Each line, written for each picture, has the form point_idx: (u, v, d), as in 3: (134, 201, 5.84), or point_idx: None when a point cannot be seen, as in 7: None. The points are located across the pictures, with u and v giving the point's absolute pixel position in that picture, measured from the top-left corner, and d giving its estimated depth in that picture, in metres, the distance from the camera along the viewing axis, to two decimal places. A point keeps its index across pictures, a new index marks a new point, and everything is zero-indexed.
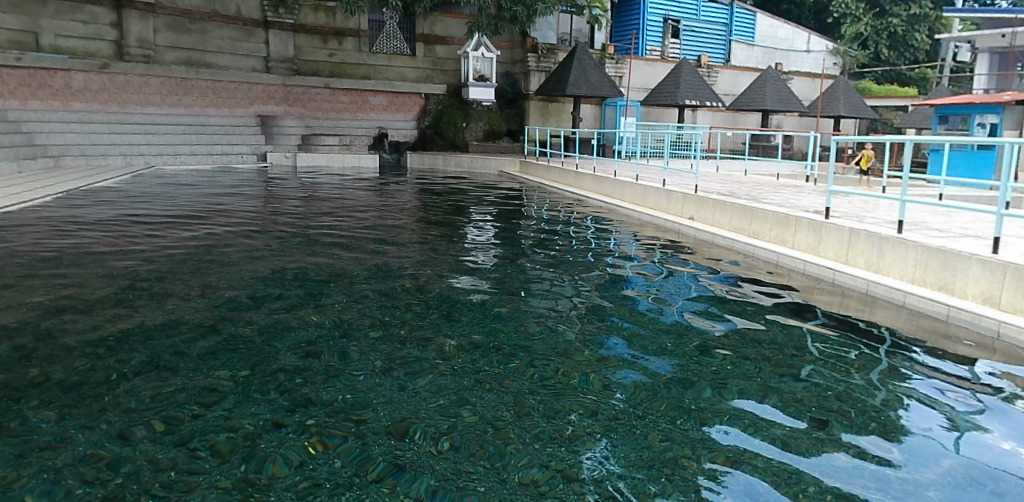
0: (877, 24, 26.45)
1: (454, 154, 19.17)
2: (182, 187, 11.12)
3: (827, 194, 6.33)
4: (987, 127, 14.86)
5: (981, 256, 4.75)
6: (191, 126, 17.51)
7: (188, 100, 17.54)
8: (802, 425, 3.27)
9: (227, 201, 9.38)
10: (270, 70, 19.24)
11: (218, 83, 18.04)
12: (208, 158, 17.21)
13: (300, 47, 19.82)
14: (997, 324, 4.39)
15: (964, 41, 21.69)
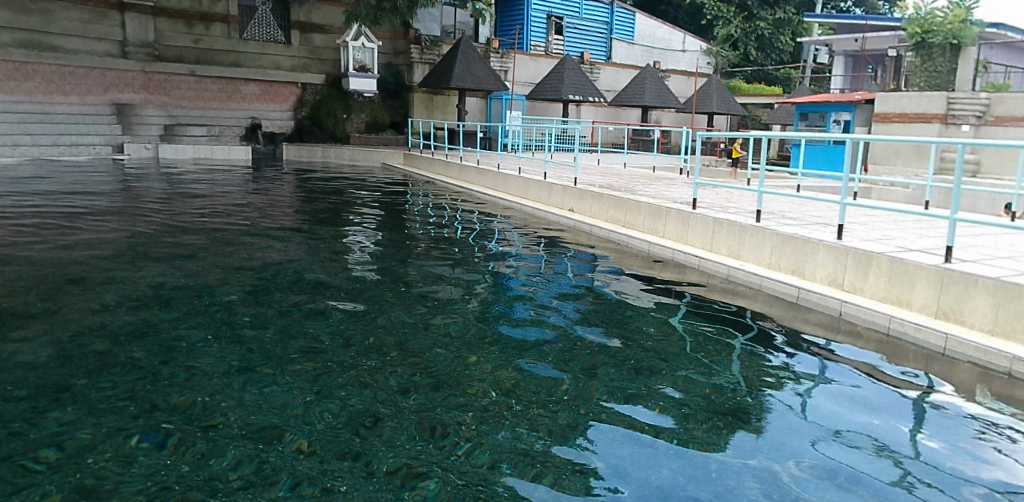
0: (746, 27, 27.83)
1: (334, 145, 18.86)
2: (21, 180, 10.29)
3: (693, 185, 6.66)
4: (841, 124, 16.16)
5: (827, 242, 5.24)
6: (34, 115, 16.13)
7: (30, 86, 16.08)
8: (664, 406, 3.41)
9: (74, 194, 8.75)
10: (127, 55, 18.06)
11: (65, 68, 16.63)
12: (57, 148, 16.03)
13: (162, 31, 18.78)
14: (842, 304, 4.86)
15: (821, 44, 23.55)
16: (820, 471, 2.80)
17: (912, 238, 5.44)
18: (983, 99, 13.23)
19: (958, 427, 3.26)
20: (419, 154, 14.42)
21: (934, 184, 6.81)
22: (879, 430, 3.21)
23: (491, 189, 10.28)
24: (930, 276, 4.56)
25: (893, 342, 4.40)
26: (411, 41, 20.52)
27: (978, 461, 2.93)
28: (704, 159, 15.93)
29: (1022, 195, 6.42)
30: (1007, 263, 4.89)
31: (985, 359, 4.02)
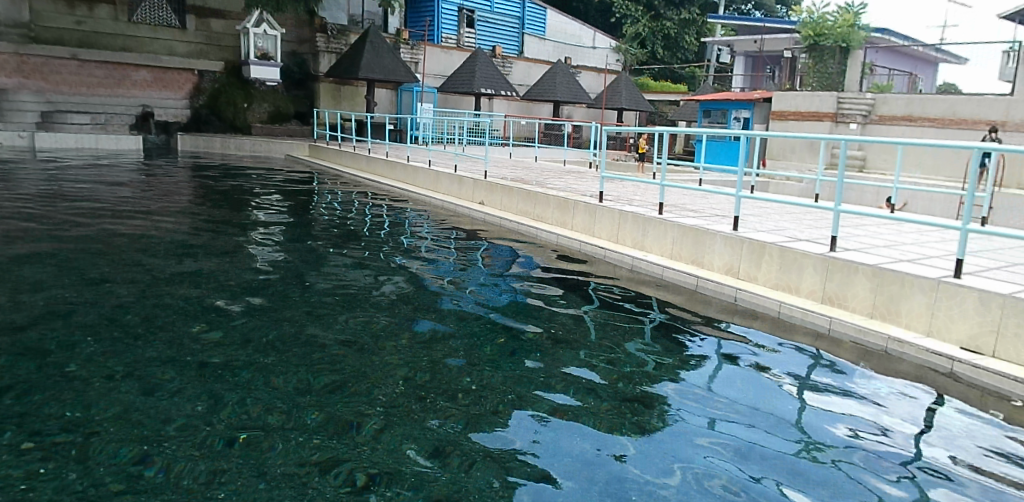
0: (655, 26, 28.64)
1: (234, 136, 18.13)
2: None
3: (599, 179, 6.79)
4: (741, 121, 16.94)
5: (723, 232, 5.52)
6: None
7: None
8: (570, 395, 3.44)
9: None
10: None
11: None
12: None
13: (40, 11, 17.56)
14: (737, 291, 5.11)
15: (724, 43, 24.67)
16: (714, 448, 2.92)
17: (802, 229, 5.77)
18: (868, 99, 14.16)
19: (844, 401, 3.48)
20: (327, 146, 14.05)
21: (823, 178, 7.18)
22: (776, 406, 3.37)
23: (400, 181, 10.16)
24: (817, 265, 4.91)
25: (784, 327, 4.66)
26: (318, 29, 20.21)
27: (859, 429, 3.14)
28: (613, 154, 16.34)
29: (902, 189, 6.83)
30: (886, 251, 5.25)
31: (865, 338, 4.37)
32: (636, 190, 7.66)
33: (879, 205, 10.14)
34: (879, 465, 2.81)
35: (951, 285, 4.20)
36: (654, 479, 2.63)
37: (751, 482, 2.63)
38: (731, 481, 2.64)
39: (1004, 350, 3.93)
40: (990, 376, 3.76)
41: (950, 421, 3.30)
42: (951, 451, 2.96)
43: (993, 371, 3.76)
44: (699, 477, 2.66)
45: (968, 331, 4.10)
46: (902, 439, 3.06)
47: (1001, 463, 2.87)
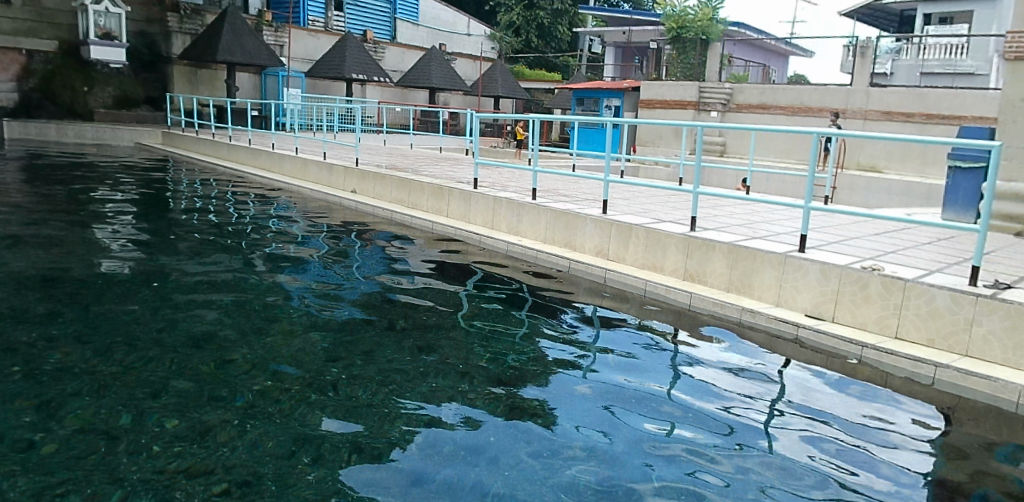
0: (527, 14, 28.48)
1: (73, 122, 16.59)
2: None
3: (474, 165, 6.78)
4: (613, 109, 17.56)
5: (593, 216, 5.72)
6: None
7: None
8: (448, 380, 3.37)
9: None
10: None
11: None
12: None
13: None
14: (607, 271, 5.30)
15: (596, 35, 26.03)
16: (587, 424, 2.93)
17: (666, 211, 6.08)
18: (727, 88, 15.05)
19: (713, 370, 3.69)
20: (182, 133, 13.15)
21: (686, 163, 7.46)
22: (653, 378, 3.51)
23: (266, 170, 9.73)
24: (679, 244, 5.16)
25: (650, 303, 4.87)
26: (168, 9, 19.03)
27: (728, 393, 3.35)
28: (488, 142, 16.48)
29: (756, 172, 7.25)
30: (740, 229, 5.62)
31: (722, 310, 4.65)
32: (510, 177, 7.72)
33: (734, 188, 10.90)
34: (749, 424, 3.01)
35: (797, 258, 4.55)
36: (541, 452, 2.66)
37: (633, 449, 2.71)
38: (614, 448, 2.71)
39: (842, 314, 4.33)
40: (830, 339, 4.13)
41: (800, 386, 3.52)
42: (810, 409, 3.23)
43: (832, 333, 4.14)
44: (585, 447, 2.71)
45: (812, 300, 4.47)
46: (766, 400, 3.30)
47: (852, 420, 3.12)
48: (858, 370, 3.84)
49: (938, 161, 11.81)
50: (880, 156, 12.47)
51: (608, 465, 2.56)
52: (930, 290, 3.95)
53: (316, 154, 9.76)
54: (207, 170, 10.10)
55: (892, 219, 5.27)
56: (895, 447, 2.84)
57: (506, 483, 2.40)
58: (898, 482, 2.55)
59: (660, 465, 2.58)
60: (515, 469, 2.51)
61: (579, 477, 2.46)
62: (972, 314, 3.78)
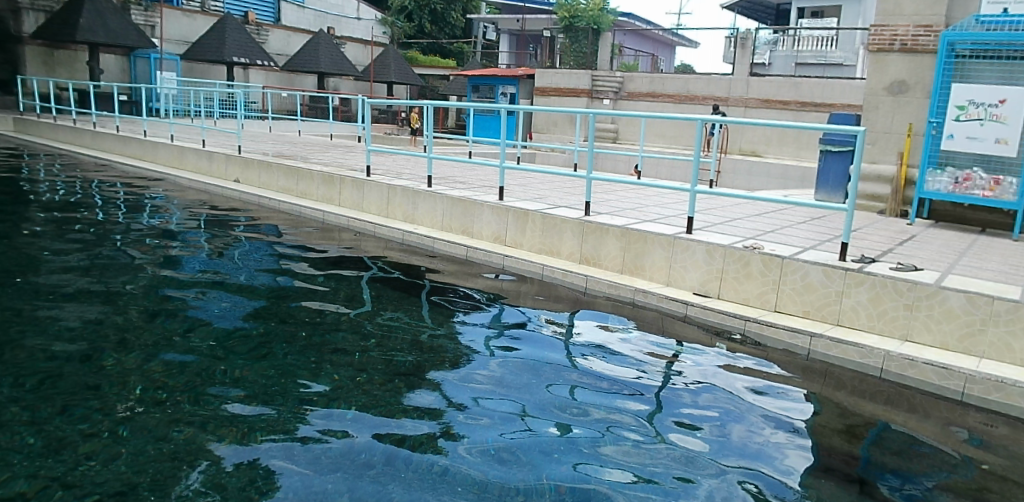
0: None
1: None
2: None
3: (366, 152, 6.57)
4: (508, 96, 17.66)
5: (490, 202, 5.70)
6: None
7: None
8: (344, 372, 3.23)
9: None
10: None
11: None
12: None
13: None
14: (504, 257, 5.30)
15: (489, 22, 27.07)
16: (489, 412, 2.89)
17: (561, 196, 6.15)
18: (618, 77, 15.46)
19: (608, 349, 3.78)
20: (38, 119, 12.00)
21: (581, 150, 7.48)
22: (550, 362, 3.52)
23: (136, 158, 9.05)
24: (574, 228, 5.23)
25: (549, 288, 4.89)
26: None
27: (623, 371, 3.45)
28: (380, 130, 16.24)
29: (647, 157, 7.43)
30: (632, 213, 5.77)
31: (617, 292, 4.75)
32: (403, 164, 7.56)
33: (626, 173, 11.23)
34: (644, 399, 3.10)
35: (684, 239, 4.71)
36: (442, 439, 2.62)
37: (532, 430, 2.73)
38: (514, 430, 2.72)
39: (727, 291, 4.53)
40: (716, 315, 4.30)
41: (687, 362, 3.64)
42: (699, 383, 3.35)
43: (718, 309, 4.31)
44: (486, 431, 2.70)
45: (699, 278, 4.65)
46: (658, 374, 3.43)
47: (737, 392, 3.27)
48: (743, 344, 4.01)
49: (812, 146, 12.67)
50: (760, 141, 13.20)
51: (510, 448, 2.57)
52: (804, 266, 4.21)
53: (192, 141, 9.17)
54: (68, 159, 9.26)
55: (771, 201, 5.55)
56: (778, 415, 3.02)
57: (408, 473, 2.35)
58: (782, 447, 2.69)
59: (561, 445, 2.61)
60: (416, 457, 2.45)
61: (482, 463, 2.44)
62: (842, 286, 4.06)
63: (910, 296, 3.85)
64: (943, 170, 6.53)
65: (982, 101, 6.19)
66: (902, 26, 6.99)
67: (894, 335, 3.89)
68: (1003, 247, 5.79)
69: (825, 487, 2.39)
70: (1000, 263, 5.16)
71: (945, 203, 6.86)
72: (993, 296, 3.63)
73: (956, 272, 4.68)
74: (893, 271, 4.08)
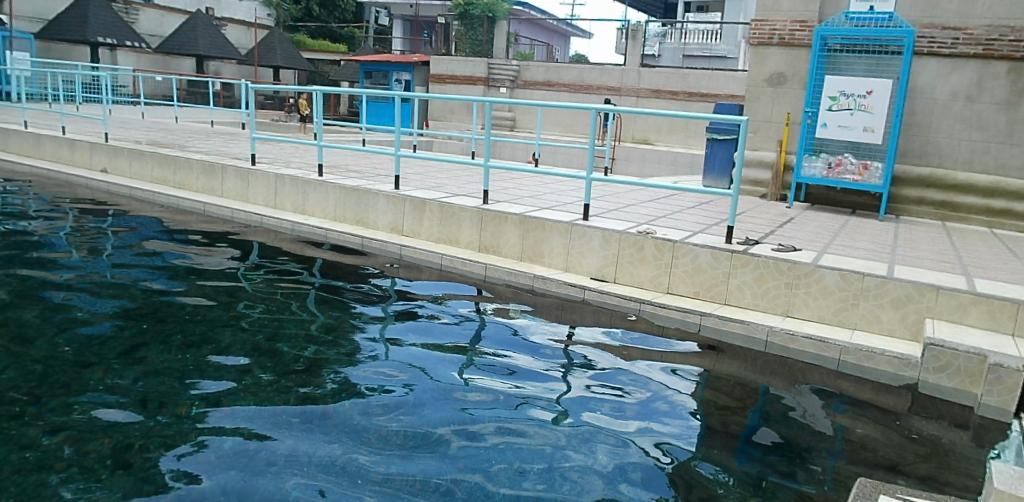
0: None
1: None
2: None
3: (252, 140, 6.22)
4: (403, 83, 17.34)
5: (385, 192, 5.53)
6: None
7: None
8: (234, 371, 3.02)
9: None
10: None
11: None
12: None
13: None
14: (402, 247, 5.16)
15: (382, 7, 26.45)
16: (391, 406, 2.78)
17: (459, 185, 6.06)
18: (514, 65, 15.57)
19: (510, 334, 3.80)
20: None
21: (477, 138, 7.42)
22: (454, 354, 3.45)
23: None
24: (472, 216, 5.16)
25: (448, 277, 4.80)
26: None
27: (524, 356, 3.47)
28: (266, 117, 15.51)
29: (543, 145, 7.46)
30: (530, 200, 5.78)
31: (516, 279, 4.73)
32: (293, 152, 7.23)
33: (523, 160, 11.30)
34: (546, 383, 3.14)
35: (581, 226, 4.75)
36: (344, 430, 2.54)
37: (434, 419, 2.70)
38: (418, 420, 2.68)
39: (623, 275, 4.61)
40: (613, 297, 4.37)
41: (589, 346, 3.67)
42: (600, 367, 3.39)
43: (615, 294, 4.38)
44: (390, 421, 2.65)
45: (596, 264, 4.71)
46: (560, 359, 3.45)
47: (637, 374, 3.32)
48: (640, 325, 4.09)
49: (699, 135, 13.25)
50: (652, 129, 13.66)
51: (413, 438, 2.53)
52: (694, 249, 4.35)
53: (50, 128, 8.37)
54: None
55: (663, 187, 5.71)
56: (676, 391, 3.13)
57: (307, 467, 2.26)
58: (680, 429, 2.75)
59: (466, 434, 2.59)
60: (315, 452, 2.36)
61: (385, 453, 2.39)
62: (729, 267, 4.22)
63: (790, 275, 4.06)
64: (817, 156, 6.97)
65: (851, 93, 6.64)
66: (780, 21, 7.38)
67: (776, 312, 4.09)
68: (871, 227, 6.26)
69: (724, 465, 2.46)
70: (868, 242, 5.57)
71: (820, 187, 7.34)
72: (863, 272, 3.90)
73: (830, 251, 5.01)
74: (775, 252, 4.29)
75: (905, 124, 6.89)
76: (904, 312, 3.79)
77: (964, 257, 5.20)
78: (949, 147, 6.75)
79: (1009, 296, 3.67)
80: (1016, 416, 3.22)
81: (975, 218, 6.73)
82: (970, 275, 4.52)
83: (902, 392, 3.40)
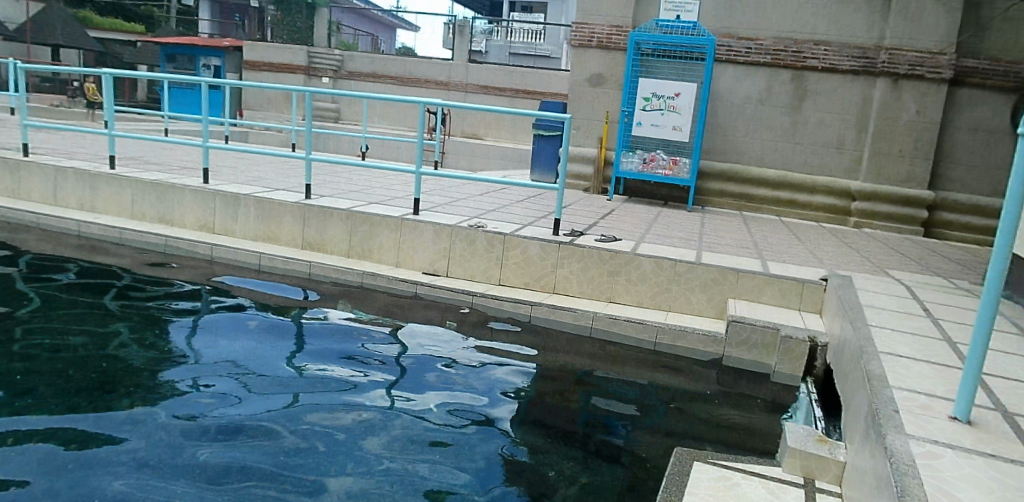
0: None
1: None
2: None
3: (24, 127, 5.37)
4: (212, 68, 16.06)
5: (192, 186, 5.03)
6: None
7: None
8: (11, 386, 2.59)
9: None
10: None
11: None
12: None
13: None
14: (212, 246, 4.71)
15: None
16: (208, 413, 2.53)
17: (278, 179, 5.67)
18: (337, 55, 15.06)
19: (339, 327, 3.64)
20: None
21: (298, 129, 6.99)
22: (278, 351, 3.21)
23: None
24: (294, 212, 4.83)
25: (268, 275, 4.47)
26: None
27: (355, 350, 3.33)
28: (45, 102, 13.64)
29: (369, 138, 7.21)
30: (356, 195, 5.55)
31: (343, 276, 4.50)
32: (78, 142, 6.36)
33: (348, 153, 10.93)
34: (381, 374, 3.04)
35: (411, 220, 4.63)
36: (150, 445, 2.27)
37: (258, 422, 2.50)
38: (238, 426, 2.46)
39: (455, 269, 4.56)
40: (444, 291, 4.29)
41: (423, 339, 3.60)
42: (434, 359, 3.33)
43: (447, 287, 4.31)
44: (205, 431, 2.40)
45: (427, 258, 4.61)
46: (393, 352, 3.34)
47: (471, 364, 3.30)
48: (470, 317, 4.06)
49: (526, 130, 13.64)
50: (480, 124, 13.84)
51: (237, 446, 2.32)
52: (524, 241, 4.39)
53: None
54: None
55: (491, 181, 5.72)
56: (509, 379, 3.16)
57: (111, 493, 1.98)
58: (513, 417, 2.77)
59: (296, 435, 2.43)
60: (119, 473, 2.08)
61: (201, 467, 2.17)
62: (557, 258, 4.32)
63: (612, 264, 4.23)
64: (634, 152, 7.40)
65: (662, 94, 7.12)
66: (598, 25, 7.73)
67: (600, 299, 4.25)
68: (681, 217, 6.78)
69: (554, 453, 2.50)
70: (679, 231, 6.02)
71: (636, 181, 7.83)
72: (676, 259, 4.16)
73: (647, 240, 5.32)
74: (599, 242, 4.45)
75: (708, 125, 7.54)
76: (711, 293, 4.10)
77: (759, 243, 5.78)
78: (744, 145, 7.48)
79: (796, 276, 4.11)
80: (803, 379, 3.61)
81: (766, 208, 7.52)
82: (765, 259, 5.02)
83: (710, 367, 3.66)
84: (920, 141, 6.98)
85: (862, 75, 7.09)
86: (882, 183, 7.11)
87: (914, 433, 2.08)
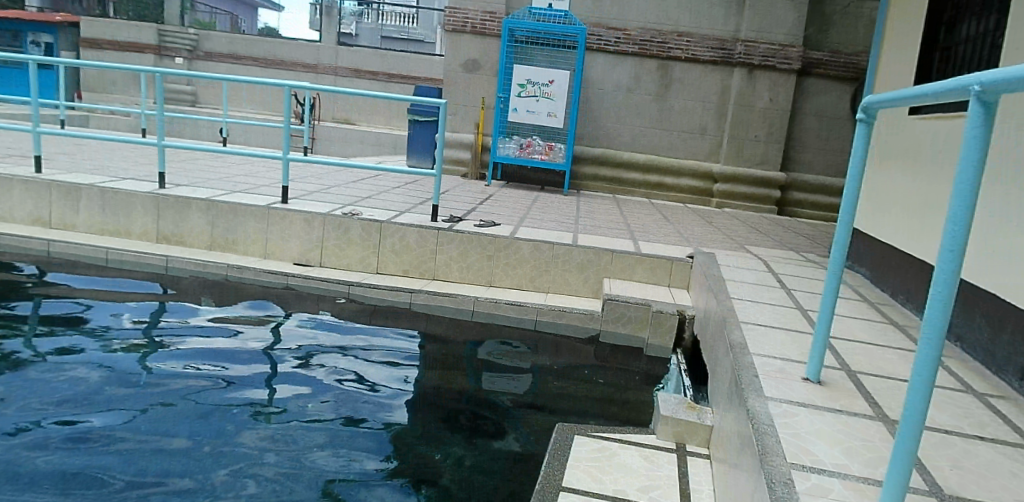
0: None
1: None
2: None
3: None
4: (43, 46, 14.48)
5: (22, 177, 4.51)
6: None
7: None
8: None
9: None
10: None
11: None
12: None
13: None
14: (49, 241, 4.24)
15: None
16: (48, 422, 2.27)
17: (126, 167, 5.18)
18: (191, 34, 14.03)
19: (204, 320, 3.39)
20: None
21: (148, 112, 6.42)
22: (132, 348, 2.93)
23: None
24: (145, 203, 4.43)
25: (116, 270, 4.08)
26: None
27: (222, 343, 3.10)
28: None
29: (230, 123, 6.76)
30: (217, 184, 5.18)
31: (205, 270, 4.18)
32: None
33: (207, 139, 10.24)
34: (250, 365, 2.87)
35: (279, 209, 4.37)
36: None
37: (113, 425, 2.29)
38: (90, 432, 2.23)
39: (329, 259, 4.36)
40: (317, 282, 4.10)
41: (299, 329, 3.42)
42: (310, 349, 3.16)
43: (321, 277, 4.12)
44: (45, 443, 2.15)
45: (298, 248, 4.38)
46: (264, 344, 3.14)
47: (349, 352, 3.17)
48: (346, 307, 3.89)
49: (400, 115, 13.39)
50: (352, 109, 13.41)
51: (86, 455, 2.10)
52: (401, 229, 4.27)
53: None
54: None
55: (365, 167, 5.53)
56: (390, 365, 3.07)
57: None
58: (395, 403, 2.68)
59: (158, 437, 2.25)
60: None
61: (39, 486, 1.93)
62: (436, 244, 4.24)
63: (492, 249, 4.21)
64: (510, 138, 7.44)
65: (536, 81, 7.17)
66: (471, 10, 7.65)
67: (480, 284, 4.22)
68: (557, 201, 6.90)
69: (434, 439, 2.43)
70: (555, 214, 6.12)
71: (513, 166, 7.87)
72: (554, 242, 4.20)
73: (524, 224, 5.36)
74: (478, 228, 4.41)
75: (581, 110, 7.70)
76: (588, 274, 4.19)
77: (630, 224, 5.99)
78: (616, 130, 7.73)
79: (665, 254, 4.27)
80: (673, 351, 3.76)
81: (637, 190, 7.82)
82: (636, 239, 5.19)
83: (589, 345, 3.73)
84: (773, 127, 7.50)
85: (721, 66, 7.51)
86: (740, 166, 7.59)
87: (772, 395, 2.20)
